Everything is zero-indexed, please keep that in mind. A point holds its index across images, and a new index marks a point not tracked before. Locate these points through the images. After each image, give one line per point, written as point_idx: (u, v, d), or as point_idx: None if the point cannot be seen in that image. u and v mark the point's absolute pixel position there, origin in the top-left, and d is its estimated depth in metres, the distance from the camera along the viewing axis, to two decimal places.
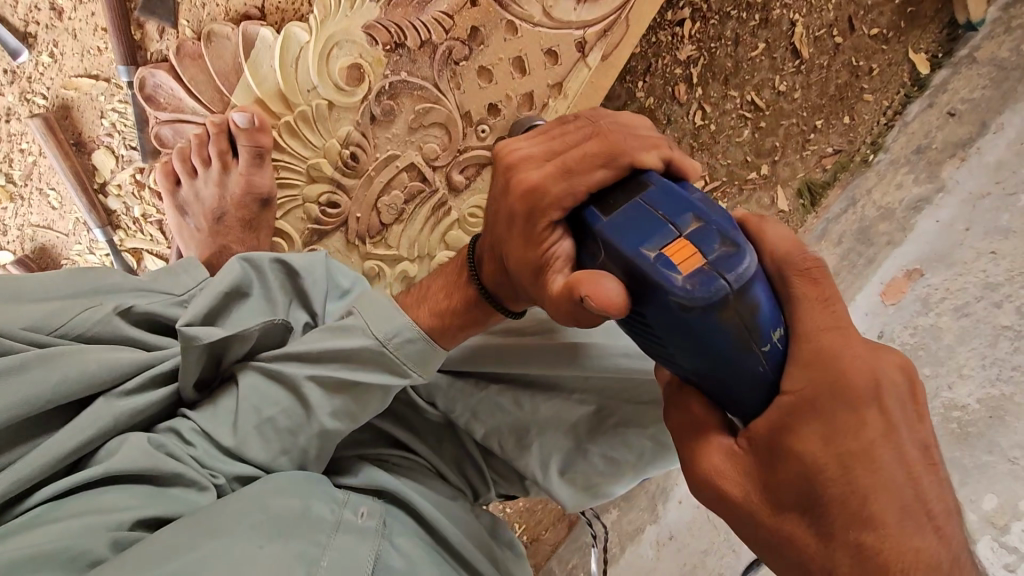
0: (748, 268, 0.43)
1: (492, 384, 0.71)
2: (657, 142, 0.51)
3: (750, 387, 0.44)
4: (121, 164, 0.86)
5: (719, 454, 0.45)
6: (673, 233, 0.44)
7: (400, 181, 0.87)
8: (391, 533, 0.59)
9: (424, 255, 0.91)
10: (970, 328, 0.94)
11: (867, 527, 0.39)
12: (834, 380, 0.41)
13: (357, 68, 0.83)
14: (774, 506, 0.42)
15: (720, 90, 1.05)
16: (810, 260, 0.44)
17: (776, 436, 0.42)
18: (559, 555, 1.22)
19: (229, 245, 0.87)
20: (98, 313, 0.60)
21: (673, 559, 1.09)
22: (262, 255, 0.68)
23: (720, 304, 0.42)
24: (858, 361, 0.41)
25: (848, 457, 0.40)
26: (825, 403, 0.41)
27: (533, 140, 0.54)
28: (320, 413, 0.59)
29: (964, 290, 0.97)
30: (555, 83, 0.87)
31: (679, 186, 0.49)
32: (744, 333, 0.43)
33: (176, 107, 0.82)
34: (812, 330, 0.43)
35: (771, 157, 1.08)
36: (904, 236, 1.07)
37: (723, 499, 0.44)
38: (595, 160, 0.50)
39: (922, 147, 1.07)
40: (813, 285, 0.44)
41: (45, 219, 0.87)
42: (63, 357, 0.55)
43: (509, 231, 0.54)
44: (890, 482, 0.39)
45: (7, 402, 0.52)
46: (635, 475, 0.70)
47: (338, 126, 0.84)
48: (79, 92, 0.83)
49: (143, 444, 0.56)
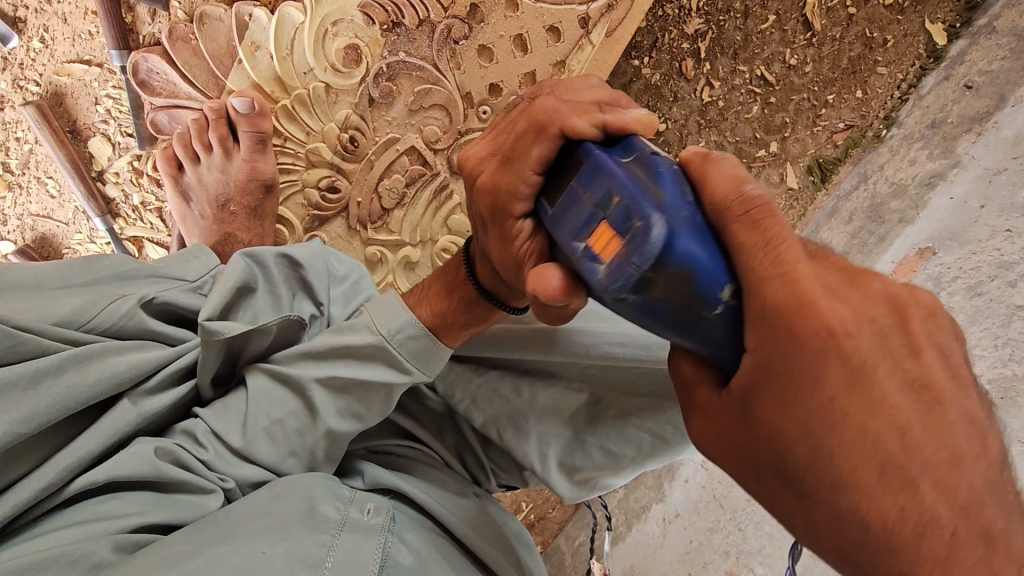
0: (658, 244, 0.37)
1: (492, 370, 0.72)
2: (589, 107, 0.47)
3: (715, 349, 0.39)
4: (118, 152, 0.84)
5: (701, 416, 0.40)
6: (595, 216, 0.41)
7: (401, 165, 0.86)
8: (398, 529, 0.59)
9: (426, 240, 0.90)
10: (982, 308, 0.92)
11: (841, 492, 0.32)
12: (786, 331, 0.34)
13: (354, 49, 0.81)
14: (753, 471, 0.37)
15: (729, 65, 1.03)
16: (745, 198, 0.37)
17: (743, 400, 0.37)
18: (566, 533, 1.24)
19: (234, 232, 0.86)
20: (124, 307, 0.60)
21: (678, 536, 1.11)
22: (264, 250, 0.68)
23: (642, 286, 0.38)
24: (812, 307, 0.34)
25: (811, 417, 0.33)
26: (782, 360, 0.34)
27: (486, 134, 0.53)
28: (326, 414, 0.60)
29: (977, 269, 0.94)
30: (559, 61, 0.84)
31: (613, 154, 0.43)
32: (683, 306, 0.38)
33: (171, 92, 0.80)
34: (759, 279, 0.36)
35: (780, 134, 1.06)
36: (916, 214, 1.03)
37: (716, 462, 0.41)
38: (529, 138, 0.47)
39: (936, 121, 1.03)
40: (754, 228, 0.36)
41: (44, 208, 0.86)
42: (96, 359, 0.55)
43: (487, 233, 0.54)
44: (869, 439, 0.32)
45: (48, 404, 0.52)
46: (634, 468, 0.67)
47: (336, 109, 0.82)
48: (72, 78, 0.80)
49: (147, 452, 0.56)
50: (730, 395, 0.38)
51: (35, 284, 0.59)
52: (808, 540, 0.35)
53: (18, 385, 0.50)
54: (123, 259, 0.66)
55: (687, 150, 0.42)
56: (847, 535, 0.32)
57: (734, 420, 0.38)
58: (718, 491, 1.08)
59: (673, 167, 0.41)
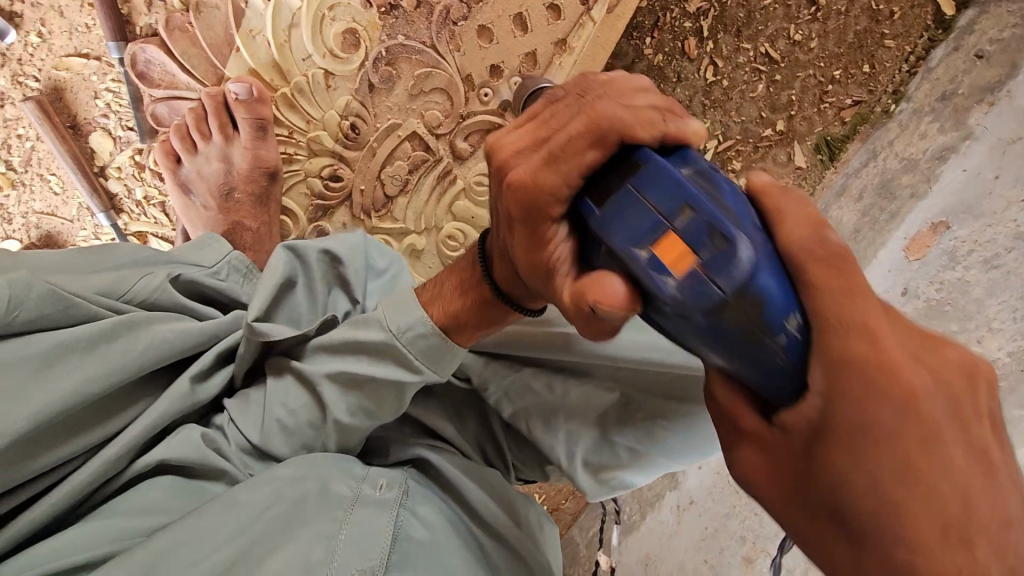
0: (744, 267, 0.39)
1: (526, 366, 0.71)
2: (650, 114, 0.44)
3: (769, 377, 0.39)
4: (119, 146, 0.83)
5: (753, 450, 0.41)
6: (662, 227, 0.41)
7: (402, 152, 0.86)
8: (411, 504, 0.60)
9: (430, 228, 0.90)
10: (1001, 281, 0.94)
11: (903, 545, 0.34)
12: (869, 381, 0.35)
13: (352, 33, 0.80)
14: (805, 509, 0.38)
15: (732, 43, 1.02)
16: (825, 243, 0.39)
17: (807, 440, 0.37)
18: (580, 524, 1.24)
19: (241, 220, 0.85)
20: (155, 280, 0.62)
21: (694, 523, 1.11)
22: (307, 246, 0.71)
23: (716, 308, 0.39)
24: (890, 363, 0.35)
25: (890, 472, 0.34)
26: (866, 410, 0.35)
27: (518, 127, 0.48)
28: (337, 410, 0.62)
29: (993, 241, 0.95)
30: (560, 40, 0.83)
31: (675, 162, 0.43)
32: (752, 328, 0.38)
33: (170, 83, 0.80)
34: (839, 326, 0.37)
35: (786, 113, 1.04)
36: (928, 188, 1.01)
37: (759, 494, 0.41)
38: (582, 140, 0.44)
39: (947, 93, 1.00)
40: (834, 275, 0.38)
41: (48, 206, 0.84)
42: (143, 326, 0.58)
43: (511, 233, 0.51)
44: (938, 497, 0.34)
45: (109, 365, 0.55)
46: (658, 467, 0.69)
47: (335, 97, 0.82)
48: (71, 73, 0.79)
49: (196, 437, 0.61)
50: (790, 433, 0.38)
51: (62, 267, 0.60)
52: None
53: (77, 348, 0.53)
54: (135, 247, 0.66)
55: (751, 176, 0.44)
56: None
57: (794, 458, 0.38)
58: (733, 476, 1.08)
59: (741, 195, 0.42)
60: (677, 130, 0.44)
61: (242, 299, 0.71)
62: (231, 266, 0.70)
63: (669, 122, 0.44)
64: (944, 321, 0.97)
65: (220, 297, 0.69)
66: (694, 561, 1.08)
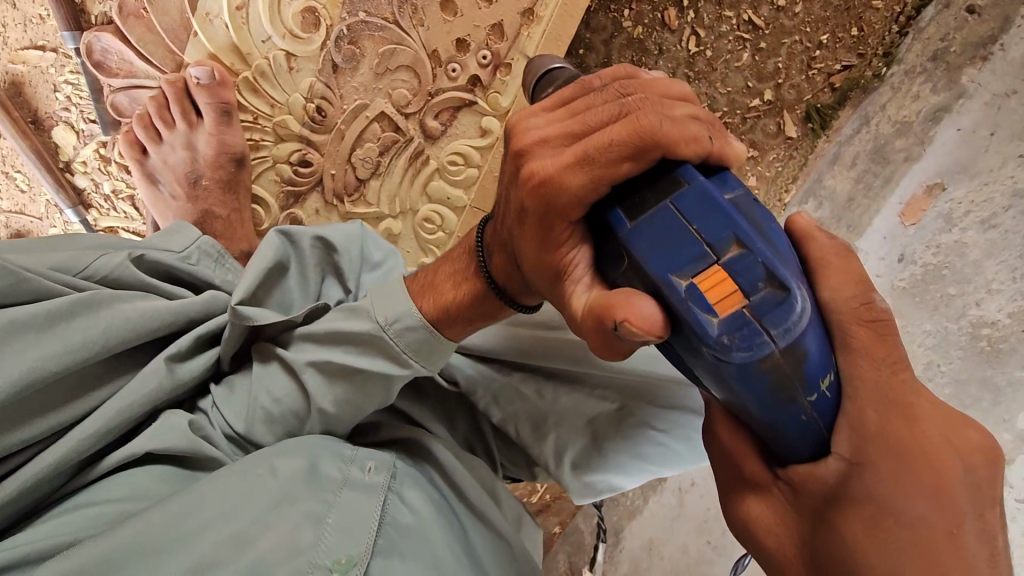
0: (796, 318, 0.39)
1: (516, 371, 0.73)
2: (697, 132, 0.44)
3: (800, 440, 0.42)
4: (83, 140, 0.81)
5: (761, 503, 0.45)
6: (708, 258, 0.41)
7: (372, 133, 0.84)
8: (399, 487, 0.60)
9: (406, 211, 0.88)
10: (999, 241, 0.90)
11: None
12: (899, 459, 0.39)
13: (312, 12, 0.78)
14: (810, 566, 0.43)
15: (713, 12, 0.99)
16: (870, 306, 0.42)
17: (826, 504, 0.41)
18: (583, 511, 1.23)
19: (210, 207, 0.84)
20: (115, 258, 0.60)
21: (697, 505, 1.10)
22: (301, 232, 0.69)
23: (760, 356, 0.39)
24: (925, 444, 0.40)
25: (904, 545, 0.39)
26: (891, 484, 0.39)
27: (552, 117, 0.48)
28: (320, 400, 0.60)
29: (990, 200, 0.91)
30: (527, 10, 0.81)
31: (716, 186, 0.44)
32: (789, 384, 0.40)
33: (128, 73, 0.78)
34: (876, 399, 0.40)
35: (774, 81, 1.00)
36: (922, 150, 0.98)
37: (761, 545, 0.46)
38: (621, 151, 0.44)
39: (939, 53, 0.97)
40: (880, 346, 0.41)
41: (17, 204, 0.84)
42: (104, 306, 0.56)
43: (520, 227, 0.50)
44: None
45: (68, 343, 0.53)
46: (646, 473, 0.73)
47: (299, 79, 0.80)
48: (28, 66, 0.77)
49: (183, 425, 0.58)
50: (807, 498, 0.42)
51: (27, 248, 0.59)
52: None
53: (31, 326, 0.52)
54: (104, 236, 0.65)
55: (793, 217, 0.46)
56: None
57: (808, 522, 0.43)
58: None
59: (783, 235, 0.43)
60: (720, 150, 0.45)
61: (214, 282, 0.69)
62: (202, 251, 0.68)
63: (714, 140, 0.45)
64: (940, 285, 0.94)
65: (193, 280, 0.67)
66: (697, 543, 1.07)
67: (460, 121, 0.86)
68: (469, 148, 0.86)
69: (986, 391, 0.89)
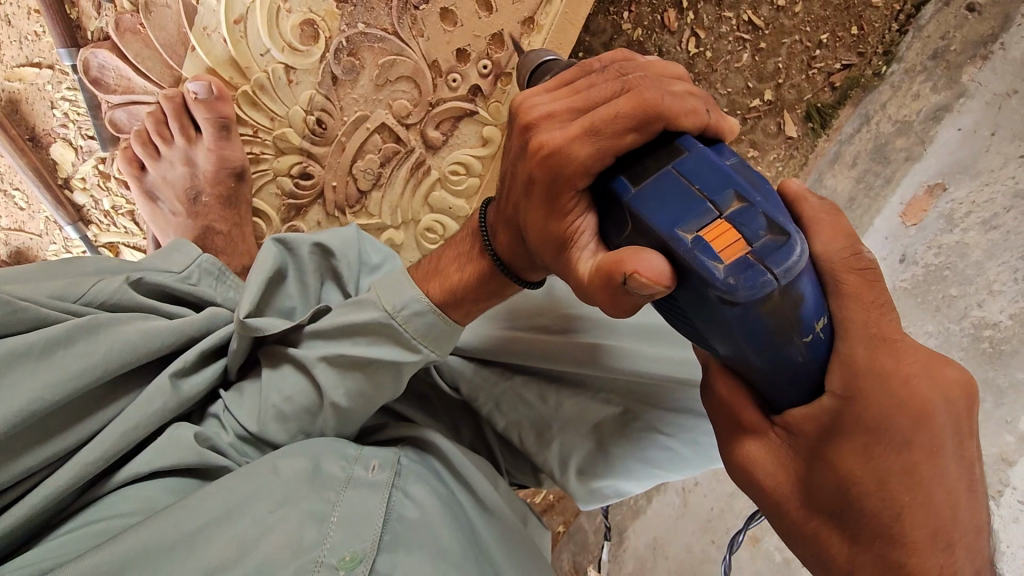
0: (797, 261, 0.39)
1: (518, 375, 0.73)
2: (696, 105, 0.45)
3: (796, 384, 0.43)
4: (82, 156, 0.81)
5: (757, 443, 0.45)
6: (712, 213, 0.40)
7: (373, 144, 0.84)
8: (403, 483, 0.59)
9: (408, 221, 0.88)
10: (1000, 242, 0.89)
11: (894, 547, 0.39)
12: (886, 393, 0.39)
13: (310, 24, 0.77)
14: (804, 501, 0.43)
15: (713, 13, 0.97)
16: (859, 255, 0.42)
17: (820, 440, 0.42)
18: (587, 512, 1.24)
19: (211, 223, 0.84)
20: (111, 284, 0.59)
21: (700, 506, 1.10)
22: (299, 239, 0.68)
23: (762, 299, 0.39)
24: (912, 378, 0.39)
25: (893, 472, 0.39)
26: (882, 416, 0.39)
27: (555, 92, 0.48)
28: (332, 393, 0.60)
29: (992, 200, 0.90)
30: (527, 18, 0.81)
31: (714, 152, 0.44)
32: (787, 327, 0.40)
33: (126, 88, 0.77)
34: (865, 337, 0.41)
35: (774, 82, 1.00)
36: (923, 150, 0.98)
37: (756, 485, 0.46)
38: (626, 121, 0.44)
39: (938, 51, 0.97)
40: (868, 287, 0.42)
41: (15, 221, 0.83)
42: (105, 328, 0.56)
43: (525, 199, 0.49)
44: (933, 504, 0.39)
45: (71, 370, 0.53)
46: (653, 478, 0.73)
47: (299, 92, 0.79)
48: (25, 83, 0.76)
49: (189, 438, 0.57)
50: (801, 437, 0.43)
51: (24, 278, 0.58)
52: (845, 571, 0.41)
53: (32, 353, 0.51)
54: (106, 259, 0.65)
55: (784, 183, 0.46)
56: None
57: (803, 458, 0.43)
58: None
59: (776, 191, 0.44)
60: (717, 124, 0.46)
61: (217, 300, 0.69)
62: (203, 269, 0.69)
63: (710, 113, 0.46)
64: (943, 286, 0.94)
65: (195, 300, 0.67)
66: (700, 544, 1.08)
67: (461, 131, 0.85)
68: (471, 158, 0.86)
69: (988, 393, 0.86)
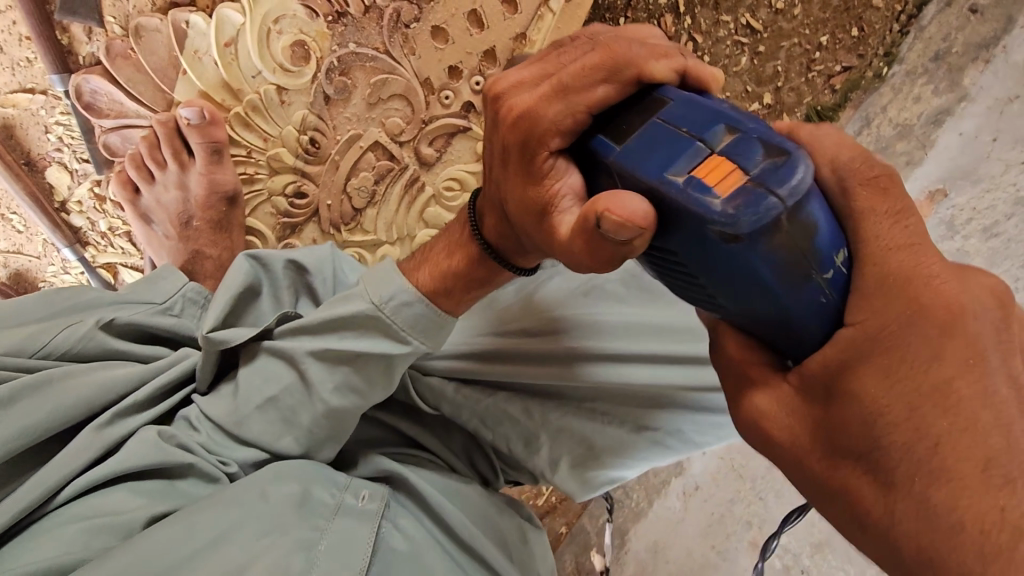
0: (802, 178, 0.37)
1: (500, 391, 0.71)
2: (667, 49, 0.44)
3: (810, 323, 0.39)
4: (77, 179, 0.82)
5: (766, 394, 0.41)
6: (703, 150, 0.38)
7: (366, 162, 0.83)
8: (392, 514, 0.61)
9: (403, 237, 0.88)
10: (1001, 249, 0.91)
11: (938, 486, 0.34)
12: (904, 307, 0.36)
13: (301, 45, 0.77)
14: (827, 451, 0.39)
15: (710, 16, 0.94)
16: (870, 162, 0.39)
17: (833, 376, 0.38)
18: (589, 512, 1.24)
19: (201, 248, 0.86)
20: (80, 330, 0.62)
21: (700, 509, 1.11)
22: (272, 256, 0.69)
23: (770, 227, 0.36)
24: (935, 283, 0.36)
25: (921, 395, 0.35)
26: (905, 333, 0.36)
27: (523, 65, 0.49)
28: (321, 388, 0.59)
29: (993, 208, 0.92)
30: (519, 34, 0.80)
31: (700, 97, 0.42)
32: (801, 261, 0.37)
33: (119, 112, 0.78)
34: (883, 250, 0.37)
35: (772, 85, 0.97)
36: (924, 154, 0.96)
37: (772, 443, 0.41)
38: (594, 75, 0.43)
39: (940, 53, 0.94)
40: (884, 194, 0.38)
41: (14, 244, 0.85)
42: (54, 385, 0.58)
43: (506, 171, 0.50)
44: (980, 430, 0.34)
45: (15, 430, 0.55)
46: (644, 462, 0.73)
47: (292, 112, 0.79)
48: (18, 109, 0.76)
49: (152, 436, 0.58)
50: (812, 377, 0.39)
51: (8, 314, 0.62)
52: (887, 525, 0.36)
53: None
54: (92, 290, 0.67)
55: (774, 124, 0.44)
56: (938, 525, 0.34)
57: (819, 401, 0.39)
58: (736, 461, 1.09)
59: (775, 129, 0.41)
60: (697, 67, 0.45)
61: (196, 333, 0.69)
62: (186, 300, 0.69)
63: (688, 58, 0.45)
64: None
65: (172, 334, 0.68)
66: (701, 547, 1.08)
67: (455, 147, 0.85)
68: (465, 174, 0.86)
69: None
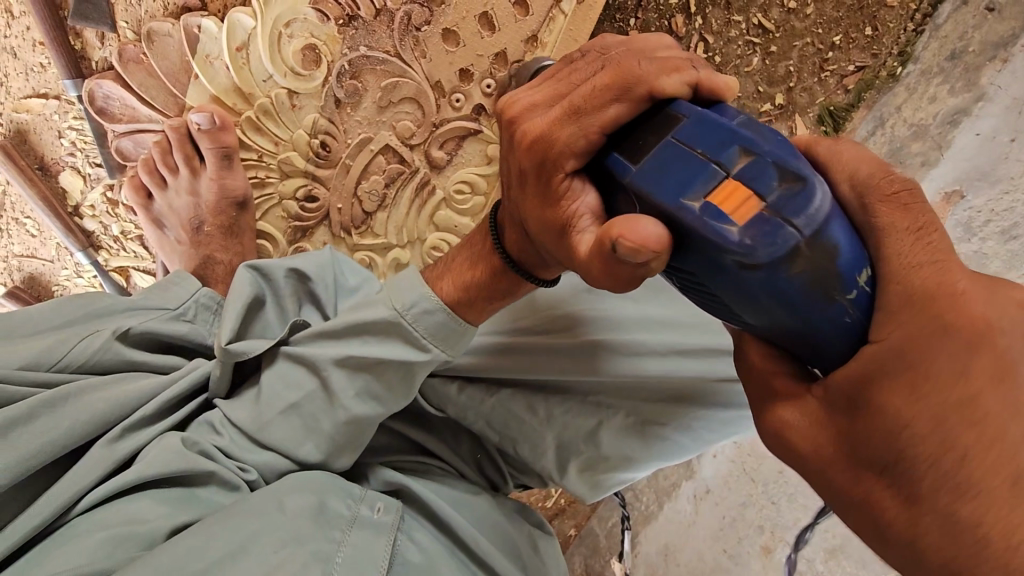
0: (820, 206, 0.37)
1: (504, 389, 0.71)
2: (679, 63, 0.44)
3: (834, 340, 0.38)
4: (90, 184, 0.82)
5: (791, 404, 0.40)
6: (719, 174, 0.38)
7: (377, 165, 0.83)
8: (408, 527, 0.61)
9: (413, 240, 0.87)
10: (1019, 253, 0.87)
11: (963, 502, 0.33)
12: (933, 319, 0.34)
13: (312, 49, 0.76)
14: (851, 463, 0.38)
15: (722, 17, 0.94)
16: (891, 177, 0.38)
17: (860, 389, 0.36)
18: (599, 515, 1.23)
19: (212, 253, 0.85)
20: (99, 340, 0.62)
21: (712, 514, 1.09)
22: (272, 264, 0.69)
23: (789, 255, 0.36)
24: (965, 293, 0.34)
25: (948, 410, 0.34)
26: (934, 348, 0.34)
27: (535, 86, 0.49)
28: (341, 397, 0.59)
29: (1011, 210, 0.88)
30: (529, 37, 0.79)
31: (714, 112, 0.42)
32: (824, 282, 0.36)
33: (131, 117, 0.78)
34: (907, 265, 0.36)
35: (785, 85, 0.96)
36: (939, 155, 0.95)
37: (794, 454, 0.40)
38: (606, 95, 0.43)
39: (957, 51, 0.92)
40: (905, 211, 0.37)
41: (28, 248, 0.86)
42: (67, 403, 0.58)
43: (523, 192, 0.50)
44: (1008, 446, 0.33)
45: (31, 450, 0.55)
46: (654, 463, 0.72)
47: (302, 116, 0.79)
48: (32, 114, 0.78)
49: (175, 443, 0.59)
50: (838, 390, 0.38)
51: (22, 325, 0.61)
52: (910, 538, 0.36)
53: None
54: (103, 298, 0.66)
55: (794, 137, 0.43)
56: (960, 540, 0.34)
57: (844, 414, 0.38)
58: (748, 464, 1.07)
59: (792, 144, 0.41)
60: (710, 78, 0.44)
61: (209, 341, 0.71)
62: (198, 305, 0.71)
63: (701, 70, 0.44)
64: None
65: (186, 341, 0.69)
66: (712, 551, 1.07)
67: (466, 150, 0.84)
68: (476, 177, 0.84)
69: None
